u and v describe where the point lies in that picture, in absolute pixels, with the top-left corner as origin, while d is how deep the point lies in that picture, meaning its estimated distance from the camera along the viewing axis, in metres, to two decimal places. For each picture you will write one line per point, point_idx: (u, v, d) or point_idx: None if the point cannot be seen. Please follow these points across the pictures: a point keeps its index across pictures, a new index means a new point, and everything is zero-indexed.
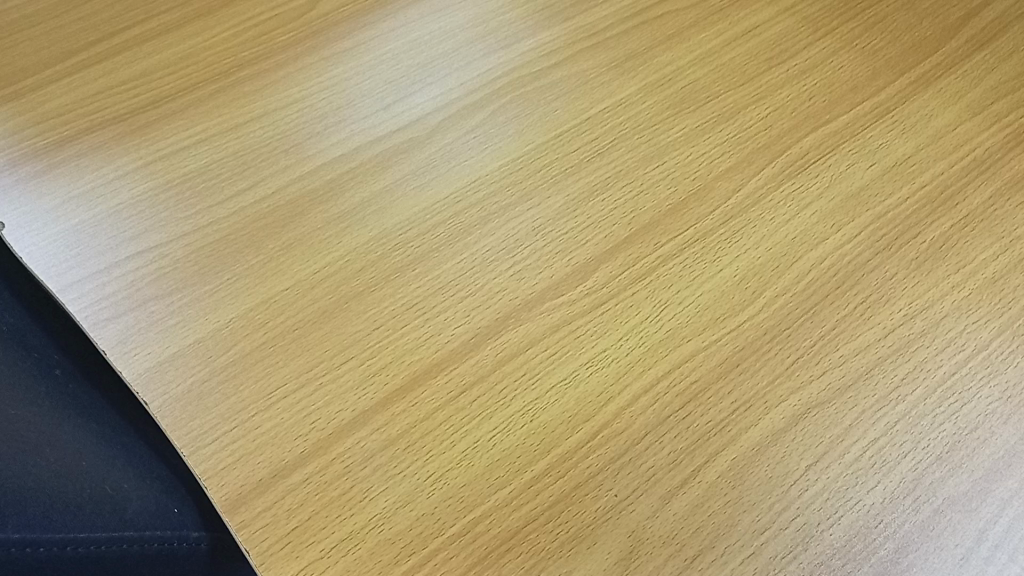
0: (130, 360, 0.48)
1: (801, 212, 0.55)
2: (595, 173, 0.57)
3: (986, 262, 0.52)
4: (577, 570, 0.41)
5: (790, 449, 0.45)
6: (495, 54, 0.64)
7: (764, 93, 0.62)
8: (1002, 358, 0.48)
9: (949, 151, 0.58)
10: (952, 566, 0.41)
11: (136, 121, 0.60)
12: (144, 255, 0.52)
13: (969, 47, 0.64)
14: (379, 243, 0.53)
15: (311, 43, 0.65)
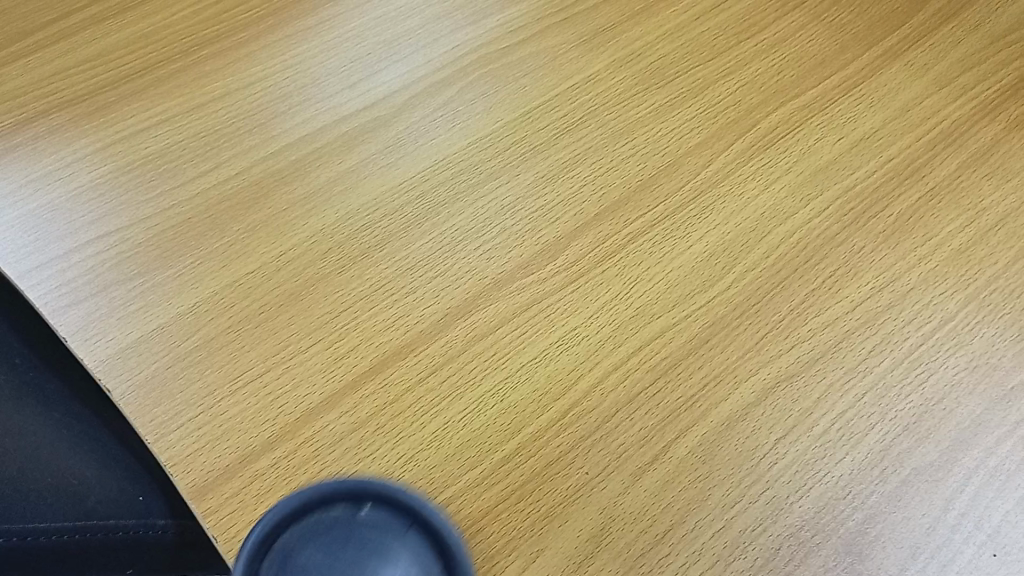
0: (91, 347, 0.47)
1: (770, 187, 0.55)
2: (564, 151, 0.57)
3: (953, 234, 0.52)
4: (548, 548, 0.41)
5: (759, 423, 0.45)
6: (462, 30, 0.63)
7: (733, 67, 0.61)
8: (968, 329, 0.48)
9: (916, 124, 0.58)
10: (918, 535, 0.42)
11: (95, 102, 0.58)
12: (105, 240, 0.51)
13: (936, 20, 0.64)
14: (346, 224, 0.53)
15: (273, 20, 0.64)
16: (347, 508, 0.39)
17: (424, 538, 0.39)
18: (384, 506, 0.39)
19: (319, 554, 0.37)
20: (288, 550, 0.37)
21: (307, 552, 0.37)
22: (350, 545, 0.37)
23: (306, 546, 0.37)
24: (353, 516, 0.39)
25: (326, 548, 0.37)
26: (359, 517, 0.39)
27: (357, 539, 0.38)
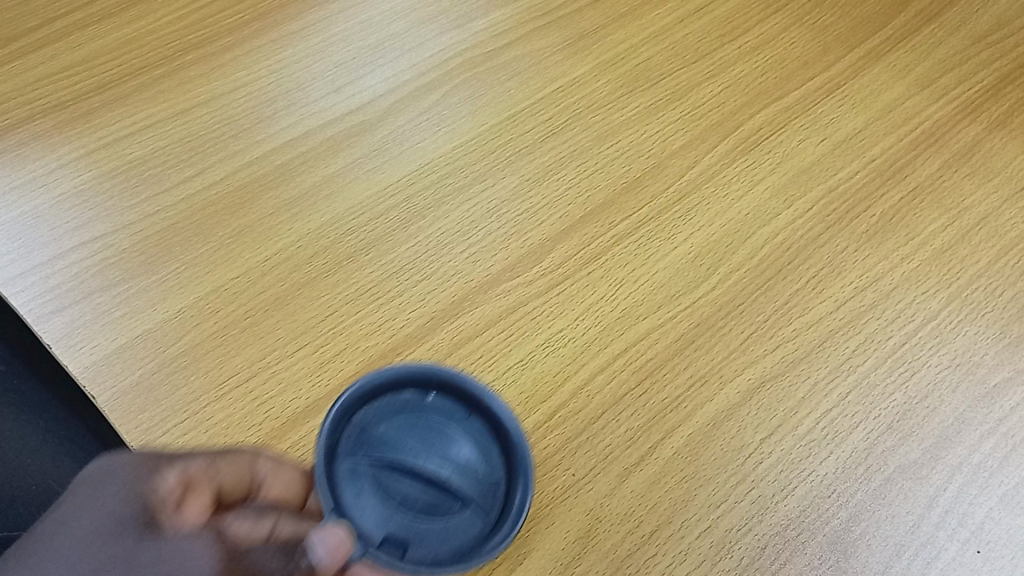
0: (76, 353, 0.46)
1: (754, 188, 0.55)
2: (549, 154, 0.57)
3: (935, 234, 0.53)
4: (535, 551, 0.41)
5: (744, 422, 0.45)
6: (448, 34, 0.63)
7: (717, 70, 0.62)
8: (950, 327, 0.49)
9: (899, 125, 0.58)
10: (902, 533, 0.42)
11: (79, 108, 0.58)
12: (90, 246, 0.51)
13: (917, 21, 0.64)
14: (332, 228, 0.53)
15: (258, 25, 0.63)
16: (416, 393, 0.42)
17: (486, 425, 0.42)
18: (450, 393, 0.42)
19: (390, 430, 0.40)
20: (362, 425, 0.41)
21: (379, 429, 0.40)
22: (419, 425, 0.41)
23: (378, 424, 0.41)
24: (423, 400, 0.42)
25: (396, 426, 0.40)
26: (427, 402, 0.42)
27: (425, 421, 0.41)
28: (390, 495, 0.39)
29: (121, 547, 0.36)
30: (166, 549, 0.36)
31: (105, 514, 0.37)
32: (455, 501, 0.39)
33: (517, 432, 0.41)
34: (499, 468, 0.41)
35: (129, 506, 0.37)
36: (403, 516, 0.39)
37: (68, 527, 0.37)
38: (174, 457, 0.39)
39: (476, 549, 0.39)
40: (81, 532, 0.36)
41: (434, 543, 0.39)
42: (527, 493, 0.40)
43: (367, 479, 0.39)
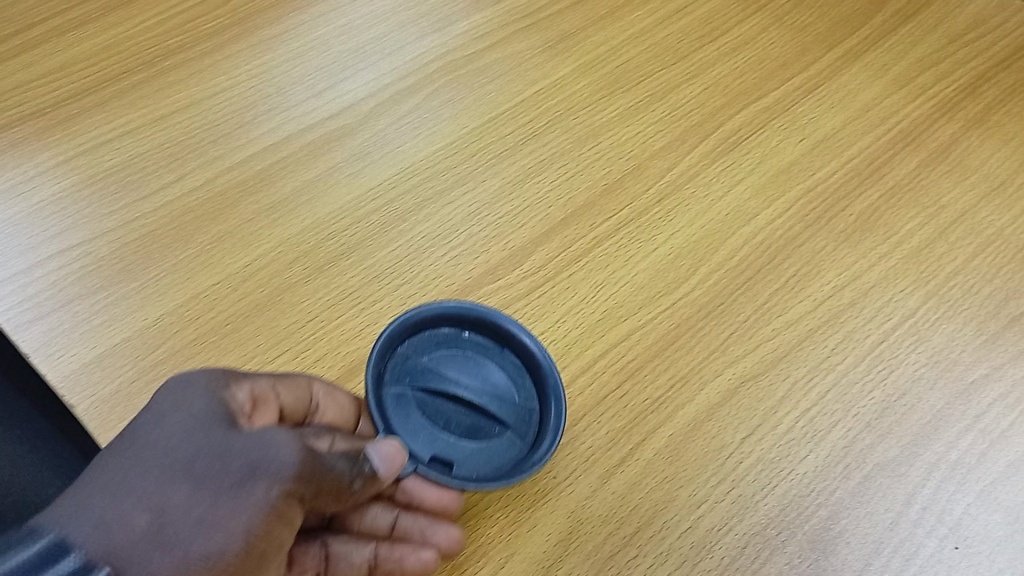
0: (55, 362, 0.46)
1: (733, 189, 0.55)
2: (530, 156, 0.57)
3: (912, 232, 0.53)
4: (517, 553, 0.41)
5: (724, 422, 0.45)
6: (428, 37, 0.63)
7: (697, 70, 0.62)
8: (927, 325, 0.49)
9: (877, 124, 0.59)
10: (881, 530, 0.42)
11: (57, 115, 0.58)
12: (68, 254, 0.51)
13: (895, 20, 0.65)
14: (312, 233, 0.53)
15: (239, 30, 0.63)
16: (452, 328, 0.45)
17: (518, 359, 0.45)
18: (484, 331, 0.45)
19: (431, 361, 0.44)
20: (404, 357, 0.44)
21: (420, 360, 0.44)
22: (457, 358, 0.44)
23: (420, 356, 0.44)
24: (458, 335, 0.45)
25: (437, 358, 0.44)
26: (462, 338, 0.45)
27: (463, 355, 0.44)
28: (435, 418, 0.42)
29: (210, 437, 0.38)
30: (251, 438, 0.38)
31: (189, 413, 0.39)
32: (495, 423, 0.43)
33: (548, 361, 0.45)
34: (532, 395, 0.44)
35: (211, 407, 0.39)
36: (449, 437, 0.42)
37: (153, 425, 0.38)
38: (239, 376, 0.41)
39: (518, 465, 0.42)
40: (169, 427, 0.38)
41: (478, 461, 0.42)
42: (562, 414, 0.43)
43: (414, 404, 0.42)
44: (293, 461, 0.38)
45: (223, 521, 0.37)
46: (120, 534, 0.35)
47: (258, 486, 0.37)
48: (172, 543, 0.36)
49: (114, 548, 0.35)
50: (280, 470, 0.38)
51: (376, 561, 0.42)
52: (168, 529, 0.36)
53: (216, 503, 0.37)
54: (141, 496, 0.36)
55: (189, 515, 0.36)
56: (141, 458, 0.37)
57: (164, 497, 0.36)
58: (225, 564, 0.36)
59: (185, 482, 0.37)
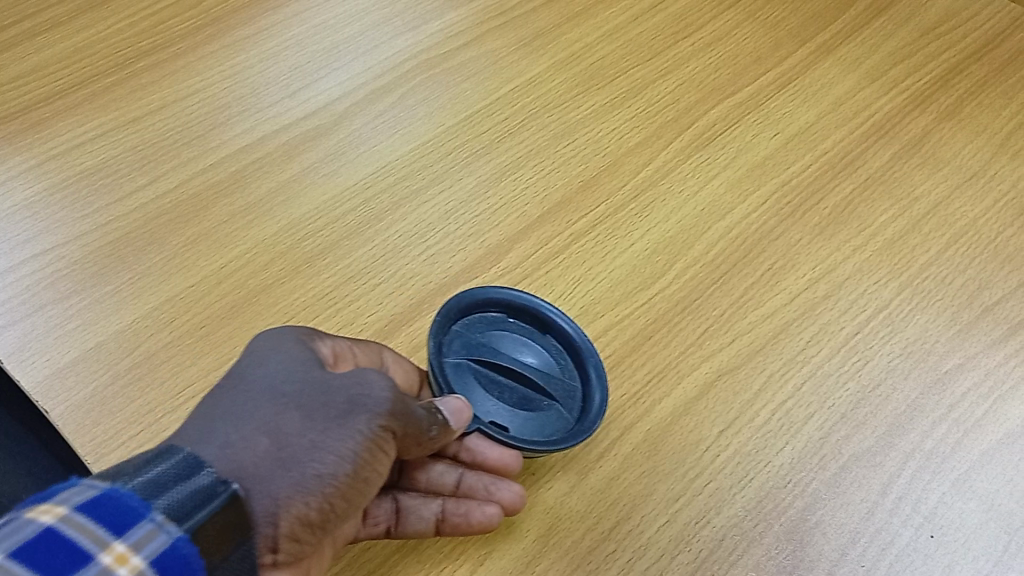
0: (28, 368, 0.46)
1: (709, 183, 0.55)
2: (506, 153, 0.57)
3: (886, 224, 0.54)
4: (496, 551, 0.41)
5: (701, 416, 0.45)
6: (403, 36, 0.63)
7: (671, 66, 0.62)
8: (901, 316, 0.49)
9: (850, 117, 0.59)
10: (857, 520, 0.42)
11: (28, 118, 0.57)
12: (41, 258, 0.50)
13: (867, 14, 0.65)
14: (288, 234, 0.52)
15: (212, 31, 0.63)
16: (498, 311, 0.47)
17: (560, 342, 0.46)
18: (527, 317, 0.47)
19: (482, 339, 0.45)
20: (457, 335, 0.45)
21: (473, 338, 0.45)
22: (504, 339, 0.46)
23: (472, 334, 0.45)
24: (505, 318, 0.47)
25: (486, 338, 0.45)
26: (509, 322, 0.46)
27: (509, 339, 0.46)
28: (486, 391, 0.44)
29: (312, 375, 0.38)
30: (348, 375, 0.38)
31: (290, 354, 0.39)
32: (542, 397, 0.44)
33: (587, 342, 0.46)
34: (574, 375, 0.45)
35: (307, 351, 0.39)
36: (502, 410, 0.43)
37: (258, 364, 0.38)
38: (320, 335, 0.42)
39: (568, 432, 0.43)
40: (275, 366, 0.38)
41: (528, 430, 0.43)
42: (605, 389, 0.44)
43: (467, 376, 0.44)
44: (388, 396, 0.38)
45: (332, 447, 0.36)
46: (245, 455, 0.35)
47: (359, 419, 0.37)
48: (292, 464, 0.35)
49: (241, 467, 0.34)
50: (378, 405, 0.37)
51: (446, 515, 0.41)
52: (287, 453, 0.35)
53: (327, 430, 0.36)
54: (258, 421, 0.36)
55: (302, 439, 0.36)
56: (252, 387, 0.37)
57: (277, 424, 0.36)
58: (335, 488, 0.36)
59: (295, 411, 0.36)
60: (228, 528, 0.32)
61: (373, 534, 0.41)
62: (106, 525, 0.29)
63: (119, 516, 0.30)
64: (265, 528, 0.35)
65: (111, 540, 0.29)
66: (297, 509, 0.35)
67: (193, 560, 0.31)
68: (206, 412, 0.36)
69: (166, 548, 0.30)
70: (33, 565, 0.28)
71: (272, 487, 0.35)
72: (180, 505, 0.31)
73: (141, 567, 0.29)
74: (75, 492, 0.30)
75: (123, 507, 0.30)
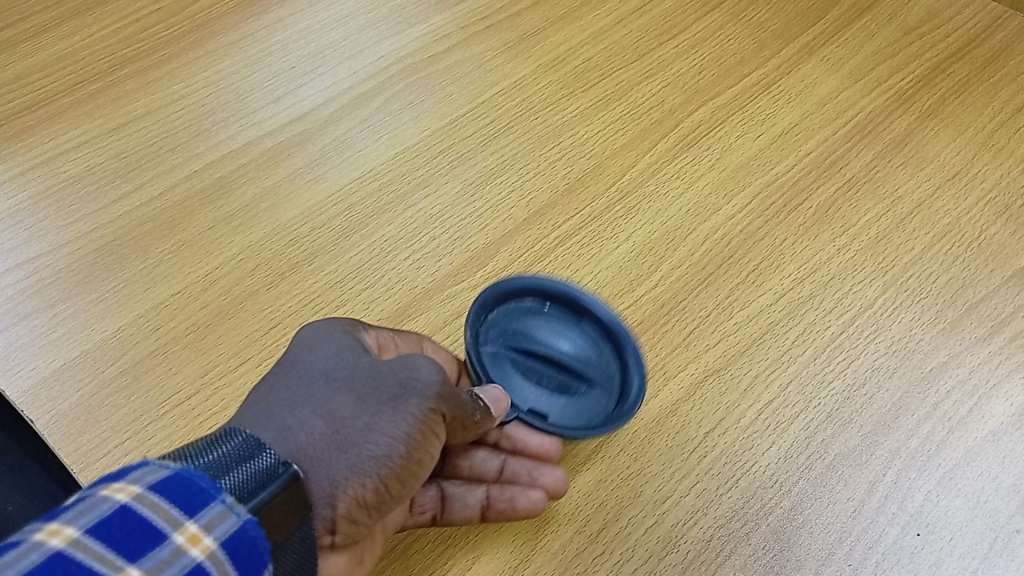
0: (13, 377, 0.46)
1: (694, 185, 0.56)
2: (492, 156, 0.57)
3: (870, 223, 0.54)
4: (484, 554, 0.41)
5: (687, 417, 0.45)
6: (388, 40, 0.63)
7: (656, 68, 0.62)
8: (885, 315, 0.50)
9: (834, 117, 0.59)
10: (844, 519, 0.42)
11: (13, 127, 0.57)
12: (26, 267, 0.50)
13: (850, 14, 0.66)
14: (273, 240, 0.52)
15: (196, 36, 0.63)
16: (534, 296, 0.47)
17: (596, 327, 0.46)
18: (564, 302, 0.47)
19: (519, 326, 0.45)
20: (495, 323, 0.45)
21: (509, 325, 0.45)
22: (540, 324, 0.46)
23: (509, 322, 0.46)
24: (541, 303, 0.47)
25: (524, 324, 0.46)
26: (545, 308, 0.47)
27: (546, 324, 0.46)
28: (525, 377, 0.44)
29: (362, 360, 0.39)
30: (395, 361, 0.39)
31: (338, 340, 0.39)
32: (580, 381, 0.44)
33: (624, 328, 0.46)
34: (612, 360, 0.46)
35: (355, 338, 0.40)
36: (542, 395, 0.44)
37: (308, 351, 0.39)
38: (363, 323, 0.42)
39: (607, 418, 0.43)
40: (325, 353, 0.39)
41: (566, 415, 0.43)
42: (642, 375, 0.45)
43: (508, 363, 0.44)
44: (437, 380, 0.38)
45: (385, 429, 0.37)
46: (302, 437, 0.36)
47: (410, 401, 0.37)
48: (349, 446, 0.37)
49: (300, 449, 0.36)
50: (427, 388, 0.38)
51: (490, 502, 0.42)
52: (344, 435, 0.37)
53: (379, 413, 0.37)
54: (314, 405, 0.37)
55: (357, 422, 0.37)
56: (304, 374, 0.38)
57: (333, 408, 0.37)
58: (390, 469, 0.37)
59: (349, 394, 0.37)
60: (289, 508, 0.33)
61: (420, 523, 0.42)
62: (179, 505, 0.30)
63: (191, 497, 0.31)
64: (324, 508, 0.36)
65: (184, 521, 0.30)
66: (354, 490, 0.36)
67: (259, 542, 0.31)
68: (262, 395, 0.38)
69: (236, 531, 0.31)
70: (111, 541, 0.29)
71: (331, 469, 0.36)
72: (244, 486, 0.32)
73: (213, 548, 0.30)
74: (149, 471, 0.31)
75: (194, 488, 0.31)
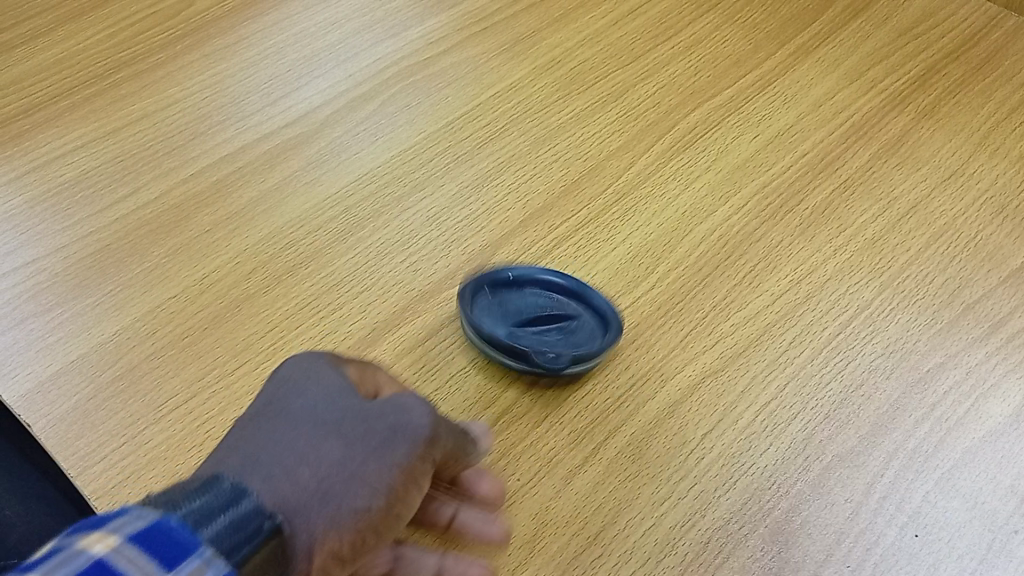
0: (10, 382, 0.46)
1: (690, 186, 0.56)
2: (488, 159, 0.57)
3: (866, 225, 0.54)
4: (482, 556, 0.41)
5: (685, 419, 0.45)
6: (384, 43, 0.63)
7: (652, 70, 0.62)
8: (882, 316, 0.50)
9: (829, 118, 0.59)
10: (842, 520, 0.42)
11: (9, 131, 0.57)
12: (22, 271, 0.50)
13: (845, 16, 0.66)
14: (270, 243, 0.52)
15: (191, 40, 0.63)
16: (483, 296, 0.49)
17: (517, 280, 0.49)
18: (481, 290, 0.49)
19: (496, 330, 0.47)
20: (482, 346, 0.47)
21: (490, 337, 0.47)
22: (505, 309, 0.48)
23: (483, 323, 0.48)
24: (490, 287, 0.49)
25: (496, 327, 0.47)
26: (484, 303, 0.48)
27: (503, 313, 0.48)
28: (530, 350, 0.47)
29: (351, 404, 0.39)
30: (385, 403, 0.39)
31: (328, 383, 0.39)
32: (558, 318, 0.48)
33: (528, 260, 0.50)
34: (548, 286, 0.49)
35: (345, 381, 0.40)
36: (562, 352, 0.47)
37: (298, 394, 0.39)
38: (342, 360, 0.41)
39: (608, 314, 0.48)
40: (312, 396, 0.39)
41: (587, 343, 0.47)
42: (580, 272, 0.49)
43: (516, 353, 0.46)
44: (427, 423, 0.38)
45: (368, 478, 0.36)
46: (286, 485, 0.36)
47: (399, 447, 0.37)
48: (331, 497, 0.36)
49: (281, 500, 0.35)
50: (418, 431, 0.38)
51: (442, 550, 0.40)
52: (326, 486, 0.36)
53: (365, 461, 0.37)
54: (298, 454, 0.37)
55: (342, 472, 0.36)
56: (293, 418, 0.38)
57: (319, 456, 0.37)
58: (371, 522, 0.36)
59: (336, 442, 0.37)
60: (266, 562, 0.34)
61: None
62: (158, 559, 0.30)
63: (172, 551, 0.30)
64: (301, 563, 0.35)
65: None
66: (333, 543, 0.35)
67: None
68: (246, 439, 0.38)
69: None
70: None
71: (311, 522, 0.35)
72: (221, 538, 0.33)
73: None
74: (127, 520, 0.30)
75: (172, 540, 0.31)
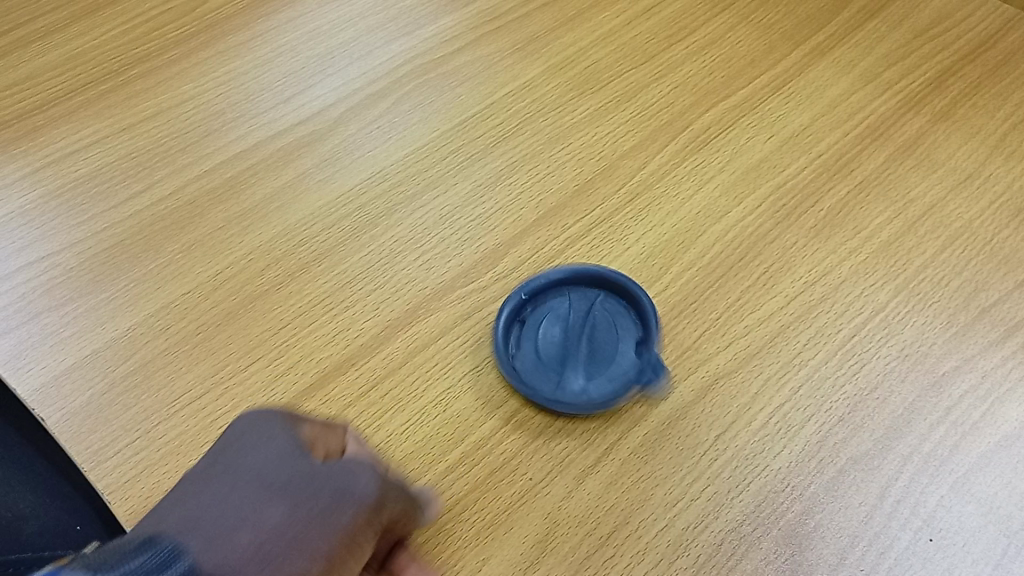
0: (25, 376, 0.46)
1: (704, 187, 0.55)
2: (502, 158, 0.57)
3: (881, 227, 0.54)
4: (493, 556, 0.41)
5: (698, 421, 0.45)
6: (397, 41, 0.63)
7: (666, 69, 0.62)
8: (897, 319, 0.49)
9: (845, 119, 0.59)
10: (856, 524, 0.42)
11: (25, 126, 0.58)
12: (36, 266, 0.51)
13: (861, 16, 0.66)
14: (283, 240, 0.52)
15: (205, 37, 0.63)
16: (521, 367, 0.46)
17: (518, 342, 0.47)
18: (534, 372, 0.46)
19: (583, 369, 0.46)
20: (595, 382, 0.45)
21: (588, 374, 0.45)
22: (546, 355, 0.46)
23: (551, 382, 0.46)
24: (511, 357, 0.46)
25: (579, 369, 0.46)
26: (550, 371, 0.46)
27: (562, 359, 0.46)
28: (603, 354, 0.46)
29: (301, 467, 0.39)
30: (335, 467, 0.40)
31: (278, 445, 0.40)
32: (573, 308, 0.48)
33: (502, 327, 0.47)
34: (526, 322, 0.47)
35: (295, 443, 0.40)
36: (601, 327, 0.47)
37: (247, 455, 0.40)
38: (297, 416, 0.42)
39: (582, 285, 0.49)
40: (262, 456, 0.40)
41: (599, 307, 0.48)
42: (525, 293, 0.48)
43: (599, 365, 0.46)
44: (373, 491, 0.39)
45: (307, 546, 0.37)
46: (228, 548, 0.36)
47: (343, 513, 0.38)
48: (271, 560, 0.36)
49: (220, 562, 0.36)
50: (364, 498, 0.39)
51: None
52: (267, 548, 0.37)
53: (308, 526, 0.38)
54: (242, 514, 0.37)
55: (286, 537, 0.37)
56: (239, 480, 0.39)
57: (262, 519, 0.37)
58: None
59: (280, 504, 0.38)
60: None
61: None
62: None
63: None
64: None
65: None
66: None
67: None
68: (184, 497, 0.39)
69: None
70: None
71: None
72: None
73: None
74: None
75: None
